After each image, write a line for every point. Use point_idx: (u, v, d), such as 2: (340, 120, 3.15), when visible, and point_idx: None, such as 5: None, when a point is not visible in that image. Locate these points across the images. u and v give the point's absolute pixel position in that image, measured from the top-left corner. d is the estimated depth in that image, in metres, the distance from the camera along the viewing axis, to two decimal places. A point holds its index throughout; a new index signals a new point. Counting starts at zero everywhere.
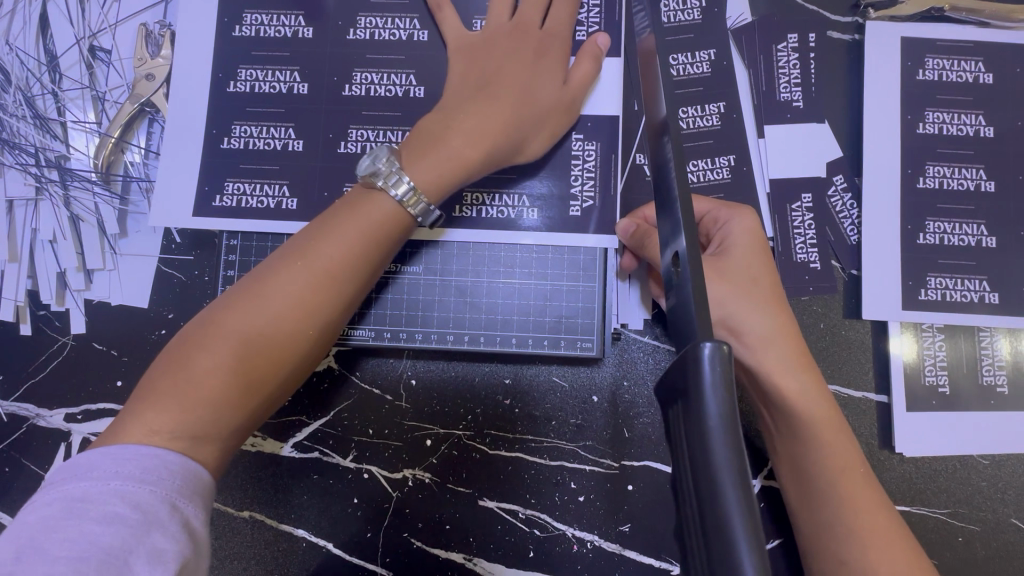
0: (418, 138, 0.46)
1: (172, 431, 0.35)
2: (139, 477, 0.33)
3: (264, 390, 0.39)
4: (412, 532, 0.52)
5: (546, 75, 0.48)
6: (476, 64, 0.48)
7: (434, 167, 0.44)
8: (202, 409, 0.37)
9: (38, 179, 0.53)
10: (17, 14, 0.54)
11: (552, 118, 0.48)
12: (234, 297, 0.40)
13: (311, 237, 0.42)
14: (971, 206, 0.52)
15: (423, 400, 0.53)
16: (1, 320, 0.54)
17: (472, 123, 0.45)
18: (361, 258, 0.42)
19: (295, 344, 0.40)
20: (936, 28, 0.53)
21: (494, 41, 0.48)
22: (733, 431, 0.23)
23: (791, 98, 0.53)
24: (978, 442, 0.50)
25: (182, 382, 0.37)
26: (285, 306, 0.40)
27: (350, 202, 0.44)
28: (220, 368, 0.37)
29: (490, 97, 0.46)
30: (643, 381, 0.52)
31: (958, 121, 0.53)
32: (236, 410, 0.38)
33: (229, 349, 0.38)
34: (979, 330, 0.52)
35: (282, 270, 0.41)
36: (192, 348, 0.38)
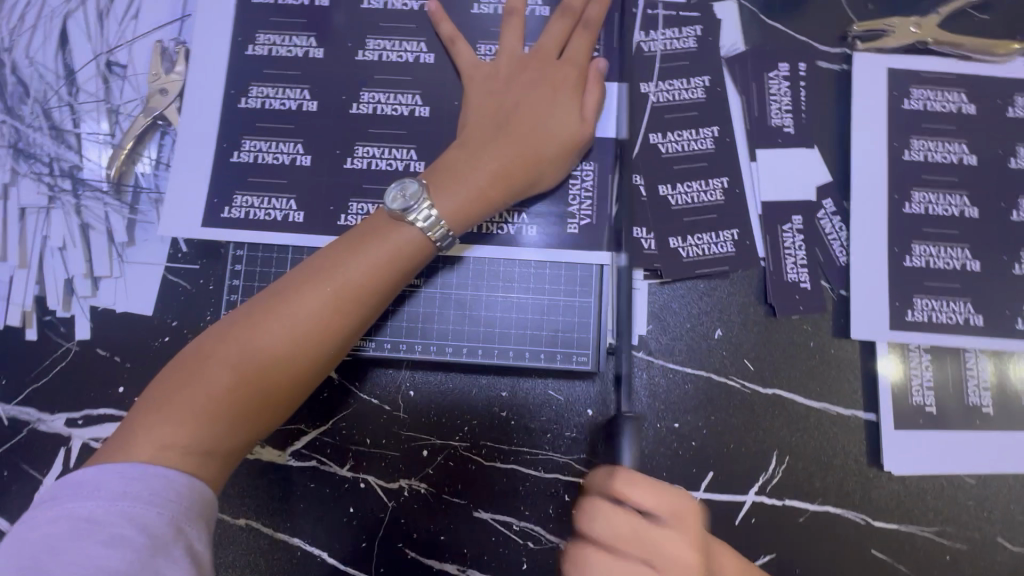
0: (441, 171, 0.47)
1: (184, 447, 0.37)
2: (145, 498, 0.34)
3: (275, 408, 0.41)
4: (407, 542, 0.52)
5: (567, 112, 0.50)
6: (498, 99, 0.50)
7: (458, 202, 0.46)
8: (214, 426, 0.38)
9: (51, 188, 0.55)
10: (38, 29, 0.56)
11: (569, 153, 0.50)
12: (251, 317, 0.41)
13: (334, 259, 0.43)
14: (956, 231, 0.54)
15: (420, 411, 0.54)
16: (7, 325, 0.55)
17: (495, 160, 0.48)
18: (382, 284, 0.44)
19: (310, 366, 0.41)
20: (921, 61, 0.56)
21: (516, 76, 0.51)
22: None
23: (782, 123, 0.55)
24: (964, 461, 0.51)
25: (197, 397, 0.38)
26: (304, 327, 0.41)
27: (374, 227, 0.45)
28: (237, 386, 0.39)
29: (512, 136, 0.48)
30: (638, 395, 0.53)
31: (942, 149, 0.55)
32: (246, 427, 0.39)
33: (245, 368, 0.39)
34: (965, 351, 0.53)
35: (304, 290, 0.42)
36: (210, 363, 0.39)
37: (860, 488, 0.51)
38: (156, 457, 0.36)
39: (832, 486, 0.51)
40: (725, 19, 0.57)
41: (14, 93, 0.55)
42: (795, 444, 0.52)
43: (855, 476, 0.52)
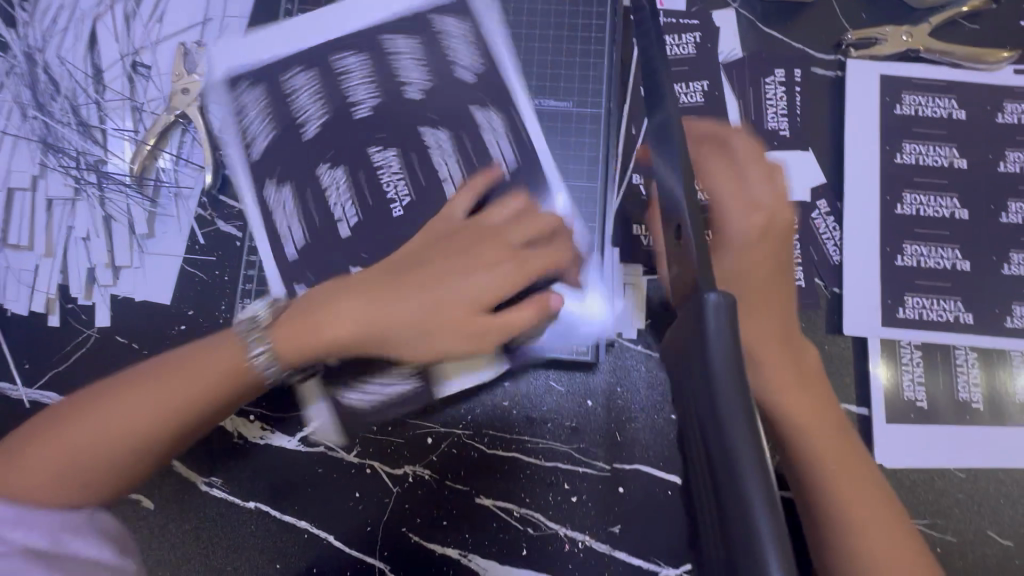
0: (370, 276, 0.49)
1: (34, 500, 0.41)
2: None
3: (170, 448, 0.45)
4: (410, 527, 0.54)
5: (516, 251, 0.50)
6: (440, 236, 0.51)
7: (353, 323, 0.46)
8: (93, 469, 0.43)
9: (77, 181, 0.57)
10: (68, 31, 0.59)
11: (541, 244, 0.51)
12: (179, 362, 0.45)
13: (274, 321, 0.47)
14: (946, 231, 0.56)
15: (426, 399, 0.56)
16: (32, 311, 0.57)
17: (415, 308, 0.47)
18: (312, 336, 0.47)
19: (206, 417, 0.45)
20: (913, 68, 0.58)
21: (467, 231, 0.51)
22: (737, 364, 0.25)
23: (778, 127, 0.57)
24: (954, 455, 0.53)
25: (118, 432, 0.43)
26: (223, 379, 0.45)
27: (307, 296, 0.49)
28: (86, 447, 0.42)
29: (445, 263, 0.49)
30: (636, 387, 0.55)
31: (933, 153, 0.57)
32: (135, 462, 0.44)
33: (154, 419, 0.43)
34: (956, 348, 0.54)
35: (231, 345, 0.46)
36: (85, 414, 0.43)
37: None
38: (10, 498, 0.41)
39: None
40: (724, 28, 0.59)
41: (44, 90, 0.58)
42: None
43: None
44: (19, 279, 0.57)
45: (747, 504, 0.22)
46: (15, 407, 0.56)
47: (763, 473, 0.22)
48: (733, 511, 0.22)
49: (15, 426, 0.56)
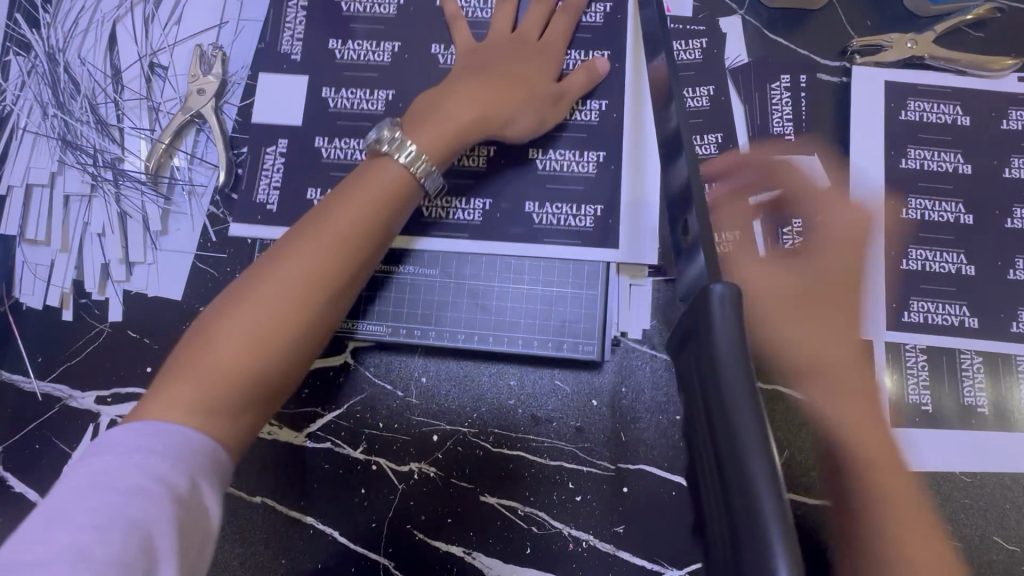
0: (416, 110, 0.51)
1: (194, 404, 0.39)
2: (161, 451, 0.36)
3: (313, 340, 0.44)
4: (415, 524, 0.54)
5: (543, 71, 0.54)
6: (476, 56, 0.54)
7: (431, 132, 0.49)
8: (247, 374, 0.40)
9: (93, 178, 0.58)
10: (89, 33, 0.60)
11: (540, 109, 0.54)
12: (251, 273, 0.43)
13: (324, 207, 0.46)
14: (951, 236, 0.56)
15: (432, 397, 0.56)
16: (46, 305, 0.58)
17: (472, 92, 0.51)
18: (365, 228, 0.45)
19: (303, 326, 0.42)
20: (917, 75, 0.58)
21: (493, 44, 0.54)
22: (742, 350, 0.25)
23: (783, 132, 0.58)
24: (959, 459, 0.53)
25: (201, 349, 0.40)
26: (294, 278, 0.42)
27: (357, 174, 0.48)
28: (457, 103, 0.50)
29: (484, 79, 0.52)
30: (641, 387, 0.55)
31: (938, 159, 0.57)
32: (286, 361, 0.42)
33: (288, 277, 0.42)
34: (961, 352, 0.55)
35: (297, 241, 0.44)
36: (446, 89, 0.51)
37: None
38: (163, 414, 0.38)
39: (829, 480, 0.53)
40: (730, 34, 0.60)
41: (64, 90, 0.60)
42: (794, 438, 0.54)
43: None
44: (34, 274, 0.58)
45: (754, 488, 0.22)
46: (28, 400, 0.57)
47: (767, 457, 0.23)
48: (741, 495, 0.23)
49: (27, 418, 0.57)
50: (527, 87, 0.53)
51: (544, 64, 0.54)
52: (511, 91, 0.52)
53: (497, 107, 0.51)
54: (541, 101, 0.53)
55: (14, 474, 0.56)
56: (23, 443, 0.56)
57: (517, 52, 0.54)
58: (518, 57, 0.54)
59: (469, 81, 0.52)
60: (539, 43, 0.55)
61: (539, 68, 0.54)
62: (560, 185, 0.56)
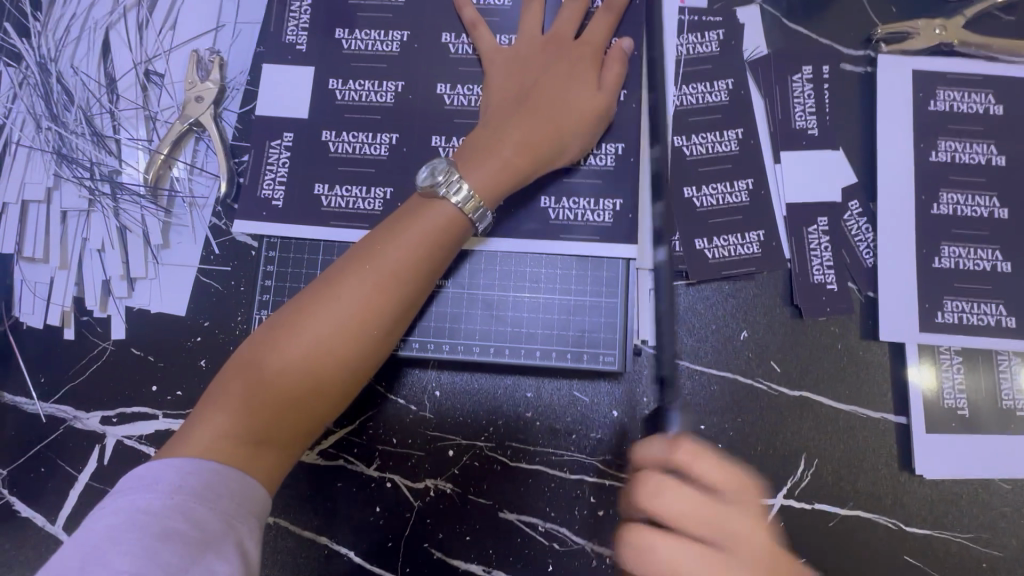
0: (472, 147, 0.49)
1: (242, 438, 0.39)
2: (201, 494, 0.36)
3: (361, 376, 0.44)
4: (432, 543, 0.53)
5: (583, 84, 0.51)
6: (519, 77, 0.52)
7: (486, 172, 0.48)
8: (296, 408, 0.40)
9: (91, 192, 0.57)
10: (81, 40, 0.58)
11: (589, 123, 0.51)
12: (303, 304, 0.43)
13: (376, 243, 0.46)
14: (985, 232, 0.53)
15: (446, 411, 0.54)
16: (47, 325, 0.56)
17: (518, 131, 0.49)
18: (420, 266, 0.45)
19: (351, 364, 0.42)
20: (946, 63, 0.56)
21: (531, 56, 0.52)
22: None
23: (806, 126, 0.55)
24: (1000, 466, 0.51)
25: (248, 382, 0.40)
26: (349, 315, 0.42)
27: (412, 207, 0.47)
28: (510, 142, 0.49)
29: (534, 107, 0.50)
30: (664, 397, 0.53)
31: (970, 150, 0.55)
32: (336, 397, 0.42)
33: (345, 312, 0.42)
34: (997, 353, 0.52)
35: (349, 275, 0.44)
36: (496, 126, 0.50)
37: (891, 493, 0.51)
38: (212, 449, 0.38)
39: (863, 488, 0.51)
40: (748, 24, 0.57)
41: (58, 101, 0.57)
42: (822, 448, 0.52)
43: (887, 478, 0.51)
44: (34, 292, 0.56)
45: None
46: (32, 422, 0.55)
47: None
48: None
49: (32, 442, 0.55)
50: (571, 107, 0.51)
51: (582, 75, 0.51)
52: (558, 116, 0.50)
53: (546, 136, 0.50)
54: (589, 116, 0.51)
55: (20, 500, 0.54)
56: (28, 467, 0.55)
57: (555, 67, 0.51)
58: (557, 74, 0.51)
59: (519, 114, 0.50)
60: (573, 47, 0.52)
61: (578, 84, 0.51)
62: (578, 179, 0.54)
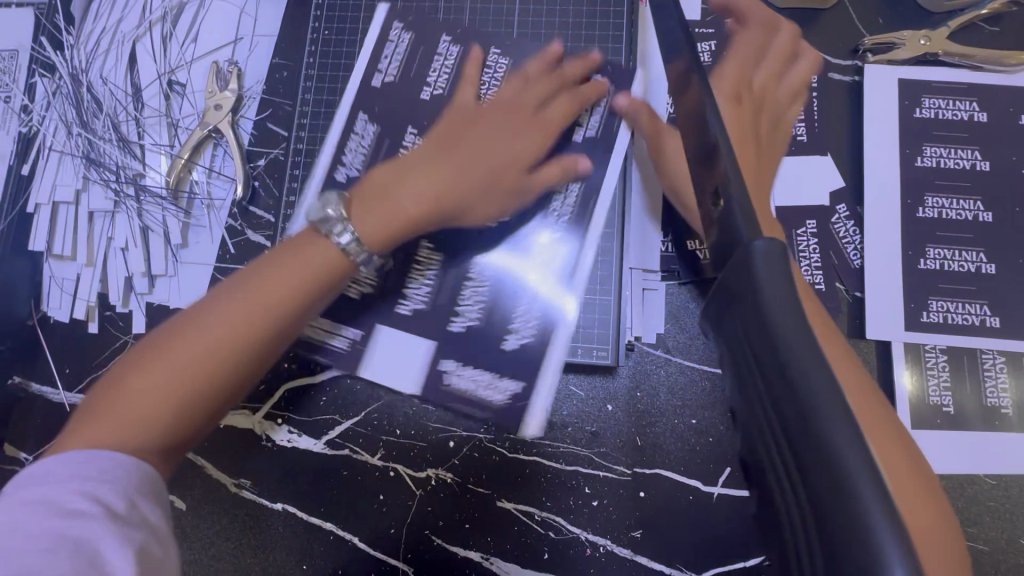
0: (369, 190, 0.50)
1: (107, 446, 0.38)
2: (98, 477, 0.36)
3: (235, 393, 0.43)
4: (433, 530, 0.55)
5: (510, 149, 0.53)
6: (447, 130, 0.54)
7: (376, 220, 0.48)
8: (175, 412, 0.40)
9: (117, 194, 0.60)
10: (110, 53, 0.62)
11: (500, 195, 0.53)
12: (180, 323, 0.43)
13: (261, 268, 0.45)
14: (970, 234, 0.55)
15: (447, 404, 0.57)
16: (73, 319, 0.60)
17: (422, 183, 0.50)
18: (306, 292, 0.44)
19: (218, 384, 0.41)
20: (932, 72, 0.58)
21: (476, 117, 0.54)
22: (791, 304, 0.23)
23: (795, 132, 0.58)
24: (984, 462, 0.52)
25: (119, 397, 0.39)
26: (218, 335, 0.41)
27: (300, 236, 0.47)
28: (409, 196, 0.49)
29: (450, 161, 0.51)
30: (657, 391, 0.55)
31: (955, 156, 0.56)
32: (203, 413, 0.41)
33: (214, 333, 0.41)
34: (982, 352, 0.54)
35: (228, 297, 0.43)
36: (400, 176, 0.51)
37: None
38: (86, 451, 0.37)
39: None
40: None
41: (88, 109, 0.61)
42: None
43: None
44: (61, 288, 0.60)
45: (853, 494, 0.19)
46: (56, 411, 0.59)
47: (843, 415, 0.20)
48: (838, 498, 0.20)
49: (56, 429, 0.58)
50: (492, 165, 0.52)
51: (516, 138, 0.54)
52: (473, 169, 0.52)
53: (453, 189, 0.51)
54: (502, 180, 0.53)
55: None
56: None
57: (499, 125, 0.54)
58: (489, 132, 0.53)
59: (431, 164, 0.51)
60: (516, 114, 0.54)
61: (510, 145, 0.53)
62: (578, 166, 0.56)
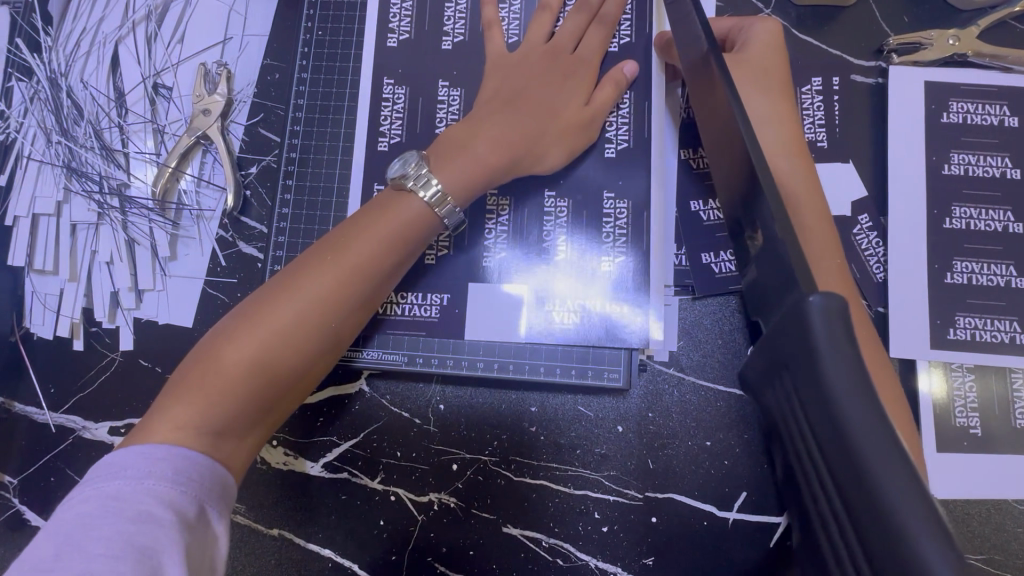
0: (445, 142, 0.49)
1: (198, 429, 0.37)
2: (171, 478, 0.35)
3: (323, 362, 0.43)
4: (436, 557, 0.53)
5: (571, 99, 0.51)
6: (507, 80, 0.52)
7: (457, 170, 0.47)
8: (272, 380, 0.40)
9: (100, 205, 0.57)
10: (91, 55, 0.59)
11: (572, 134, 0.51)
12: (269, 292, 0.42)
13: (345, 234, 0.44)
14: (1000, 246, 0.52)
15: (450, 425, 0.54)
16: (57, 336, 0.57)
17: (496, 132, 0.49)
18: (392, 256, 0.45)
19: (313, 352, 0.41)
20: (960, 74, 0.55)
21: (527, 61, 0.52)
22: (850, 368, 0.21)
23: (816, 138, 0.55)
24: (1014, 487, 0.50)
25: (209, 372, 0.38)
26: (312, 301, 0.41)
27: (384, 198, 0.46)
28: (485, 142, 0.48)
29: (518, 111, 0.50)
30: (670, 412, 0.53)
31: (984, 163, 0.54)
32: (296, 384, 0.41)
33: (310, 299, 0.41)
34: (1011, 371, 0.51)
35: (317, 264, 0.43)
36: (473, 125, 0.49)
37: None
38: (172, 437, 0.36)
39: None
40: None
41: (68, 115, 0.58)
42: None
43: None
44: (44, 304, 0.57)
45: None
46: (40, 432, 0.56)
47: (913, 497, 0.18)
48: None
49: (40, 452, 0.56)
50: (556, 118, 0.51)
51: (572, 86, 0.52)
52: (539, 123, 0.50)
53: (524, 139, 0.49)
54: (572, 127, 0.51)
55: (28, 509, 0.55)
56: (37, 476, 0.55)
57: (554, 75, 0.52)
58: (548, 84, 0.51)
59: (498, 113, 0.50)
60: (570, 60, 0.52)
61: (567, 96, 0.51)
62: (604, 180, 0.54)
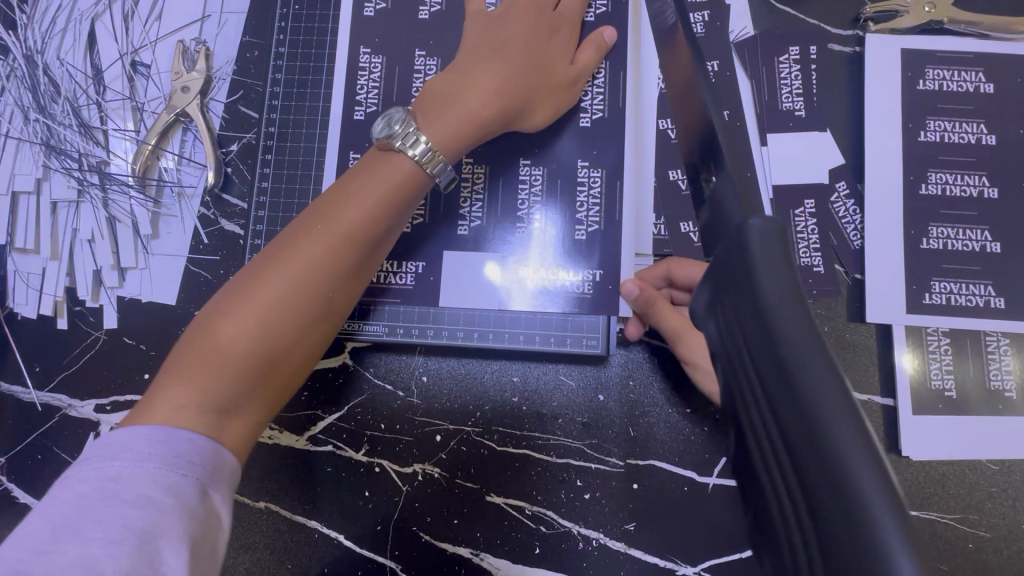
0: (434, 96, 0.48)
1: (204, 406, 0.37)
2: (172, 461, 0.34)
3: (321, 332, 0.42)
4: (421, 526, 0.53)
5: (557, 55, 0.51)
6: (492, 31, 0.50)
7: (448, 125, 0.46)
8: (271, 353, 0.39)
9: (80, 183, 0.57)
10: (67, 32, 0.58)
11: (560, 90, 0.52)
12: (258, 266, 0.41)
13: (331, 203, 0.44)
14: (975, 212, 0.53)
15: (432, 397, 0.55)
16: (41, 315, 0.57)
17: (487, 83, 0.48)
18: (382, 223, 0.44)
19: (311, 321, 0.41)
20: (936, 41, 0.55)
21: (511, 13, 0.51)
22: (793, 314, 0.22)
23: (793, 107, 0.55)
24: (987, 448, 0.50)
25: (208, 349, 0.38)
26: (303, 271, 0.41)
27: (369, 161, 0.45)
28: (475, 96, 0.47)
29: (506, 62, 0.49)
30: (650, 380, 0.53)
31: (960, 129, 0.54)
32: (298, 354, 0.41)
33: (301, 270, 0.41)
34: (986, 334, 0.52)
35: (304, 236, 0.42)
36: (462, 77, 0.48)
37: None
38: (175, 418, 0.36)
39: None
40: (734, 5, 0.56)
41: (45, 93, 0.58)
42: None
43: None
44: (27, 283, 0.57)
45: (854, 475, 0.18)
46: (26, 411, 0.56)
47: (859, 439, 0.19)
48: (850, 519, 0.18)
49: (27, 430, 0.56)
50: (544, 74, 0.51)
51: (558, 44, 0.52)
52: (529, 76, 0.49)
53: (517, 94, 0.49)
54: (559, 90, 0.51)
55: (16, 487, 0.55)
56: (24, 455, 0.56)
57: (541, 29, 0.51)
58: (535, 36, 0.50)
59: (487, 63, 0.49)
60: (553, 17, 0.52)
61: (555, 52, 0.51)
62: (580, 151, 0.54)
